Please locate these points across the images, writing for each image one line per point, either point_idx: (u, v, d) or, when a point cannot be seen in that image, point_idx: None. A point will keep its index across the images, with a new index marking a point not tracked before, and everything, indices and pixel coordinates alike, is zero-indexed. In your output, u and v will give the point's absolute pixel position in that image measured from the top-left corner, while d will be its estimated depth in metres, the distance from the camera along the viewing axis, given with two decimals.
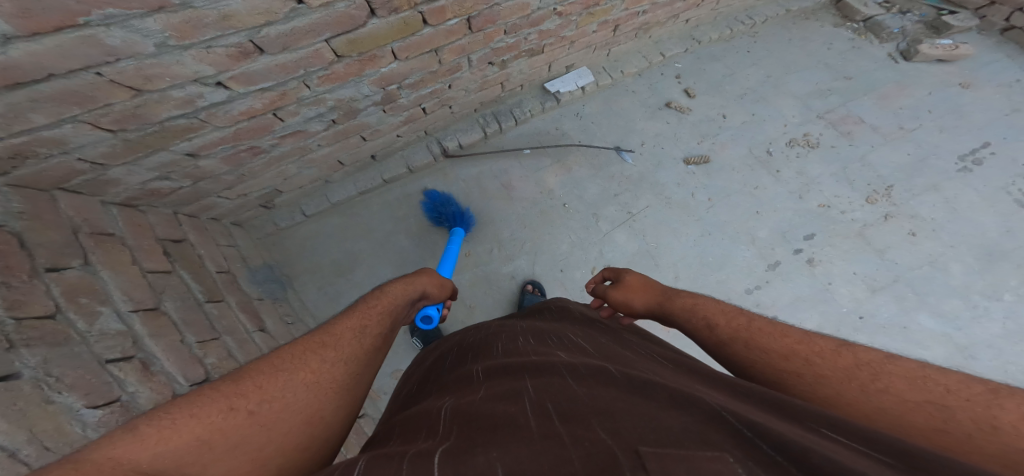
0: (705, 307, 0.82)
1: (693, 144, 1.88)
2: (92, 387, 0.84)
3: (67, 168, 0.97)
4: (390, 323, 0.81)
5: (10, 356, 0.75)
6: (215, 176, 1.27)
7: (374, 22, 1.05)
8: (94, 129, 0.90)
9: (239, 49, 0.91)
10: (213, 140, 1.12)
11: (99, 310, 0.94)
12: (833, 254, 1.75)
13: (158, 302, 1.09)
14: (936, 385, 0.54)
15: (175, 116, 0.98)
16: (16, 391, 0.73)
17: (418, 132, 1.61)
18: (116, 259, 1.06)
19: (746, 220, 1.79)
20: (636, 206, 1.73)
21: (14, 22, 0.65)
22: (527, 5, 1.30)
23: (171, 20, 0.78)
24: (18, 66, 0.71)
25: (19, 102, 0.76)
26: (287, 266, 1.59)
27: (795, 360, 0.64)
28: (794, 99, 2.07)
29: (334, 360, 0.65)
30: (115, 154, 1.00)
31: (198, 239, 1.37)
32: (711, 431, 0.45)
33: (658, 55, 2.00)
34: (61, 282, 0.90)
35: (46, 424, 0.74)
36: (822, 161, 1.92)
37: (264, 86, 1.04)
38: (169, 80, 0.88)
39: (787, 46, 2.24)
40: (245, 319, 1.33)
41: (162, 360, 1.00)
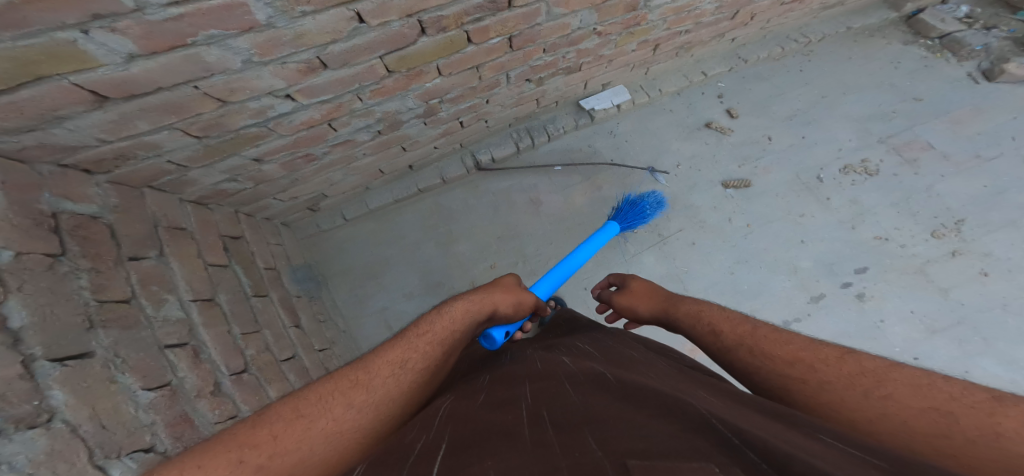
0: (710, 314, 0.85)
1: (733, 167, 1.81)
2: (150, 370, 0.93)
3: (156, 169, 1.08)
4: (439, 355, 0.75)
5: (88, 336, 0.85)
6: (273, 180, 1.37)
7: (424, 40, 1.10)
8: (184, 136, 1.00)
9: (307, 65, 0.98)
10: (275, 147, 1.21)
11: (164, 298, 1.05)
12: (886, 290, 1.62)
13: (213, 294, 1.19)
14: (940, 393, 0.55)
15: (248, 125, 1.08)
16: (87, 369, 0.82)
17: (454, 144, 1.66)
18: (184, 252, 1.18)
19: (788, 249, 1.69)
20: (667, 229, 1.69)
21: (139, 43, 0.74)
22: (567, 25, 1.31)
23: (256, 39, 0.85)
24: (135, 81, 0.80)
25: (130, 111, 0.87)
26: (323, 267, 1.68)
27: (798, 366, 0.65)
28: (850, 121, 1.95)
29: (362, 406, 0.64)
30: (197, 158, 1.11)
31: (252, 237, 1.48)
32: (699, 441, 0.44)
33: (699, 74, 1.96)
34: (138, 270, 1.02)
35: (105, 403, 0.82)
36: (879, 190, 1.78)
37: (323, 98, 1.12)
38: (248, 92, 0.97)
39: (845, 65, 2.11)
40: (284, 315, 1.42)
41: (210, 348, 1.09)
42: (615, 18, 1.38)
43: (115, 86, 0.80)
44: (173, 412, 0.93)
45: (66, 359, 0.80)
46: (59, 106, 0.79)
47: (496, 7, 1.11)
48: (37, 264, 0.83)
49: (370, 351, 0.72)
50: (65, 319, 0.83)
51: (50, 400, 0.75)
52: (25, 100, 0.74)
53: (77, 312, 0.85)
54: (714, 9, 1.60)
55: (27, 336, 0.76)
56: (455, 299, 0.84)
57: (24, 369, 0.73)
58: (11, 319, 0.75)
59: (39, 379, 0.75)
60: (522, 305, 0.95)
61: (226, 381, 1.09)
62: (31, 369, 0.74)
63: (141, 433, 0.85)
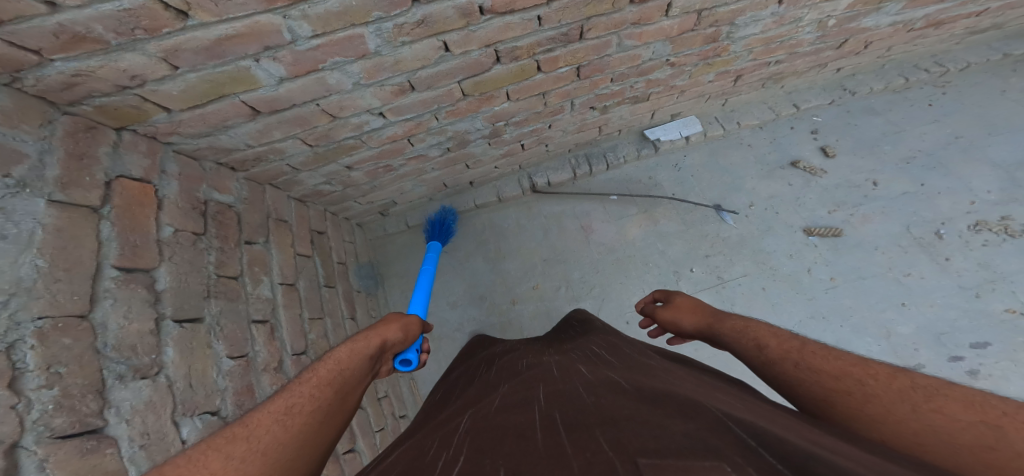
0: (756, 330, 0.69)
1: (822, 212, 1.61)
2: (236, 340, 1.08)
3: (277, 170, 1.28)
4: (333, 395, 0.60)
5: (204, 304, 1.02)
6: (357, 185, 1.53)
7: (498, 67, 1.15)
8: (302, 144, 1.18)
9: (399, 87, 1.09)
10: (365, 157, 1.36)
11: (262, 278, 1.23)
12: (1015, 374, 1.31)
13: (295, 279, 1.38)
14: (995, 408, 0.45)
15: (348, 137, 1.23)
16: (195, 332, 0.97)
17: (513, 166, 1.71)
18: (283, 240, 1.37)
19: (881, 310, 1.46)
20: (730, 272, 1.56)
21: (287, 69, 0.90)
22: (638, 56, 1.28)
23: (366, 65, 0.98)
24: (278, 99, 0.97)
25: (271, 123, 1.05)
26: (383, 267, 1.84)
27: (845, 379, 0.54)
28: (991, 168, 1.62)
29: (245, 457, 0.47)
30: (308, 163, 1.29)
31: (334, 234, 1.66)
32: (713, 438, 0.44)
33: (790, 107, 1.79)
34: (249, 253, 1.22)
35: (199, 364, 0.96)
36: (1022, 256, 1.45)
37: (408, 117, 1.22)
38: (352, 110, 1.11)
39: (994, 100, 1.76)
40: (344, 306, 1.58)
41: (283, 328, 1.26)
42: (692, 49, 1.32)
43: (267, 102, 0.97)
44: (242, 381, 1.06)
45: (185, 321, 0.96)
46: (229, 118, 0.98)
47: (568, 39, 1.11)
48: (186, 239, 1.02)
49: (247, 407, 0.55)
50: (192, 286, 1.00)
51: (163, 356, 0.89)
52: (209, 112, 0.94)
53: (201, 282, 1.03)
54: (814, 39, 1.45)
55: (163, 298, 0.92)
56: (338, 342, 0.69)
57: (155, 326, 0.89)
58: (158, 282, 0.92)
59: (162, 336, 0.90)
60: (410, 331, 0.82)
61: (288, 360, 1.24)
62: (159, 326, 0.90)
63: (213, 397, 0.98)
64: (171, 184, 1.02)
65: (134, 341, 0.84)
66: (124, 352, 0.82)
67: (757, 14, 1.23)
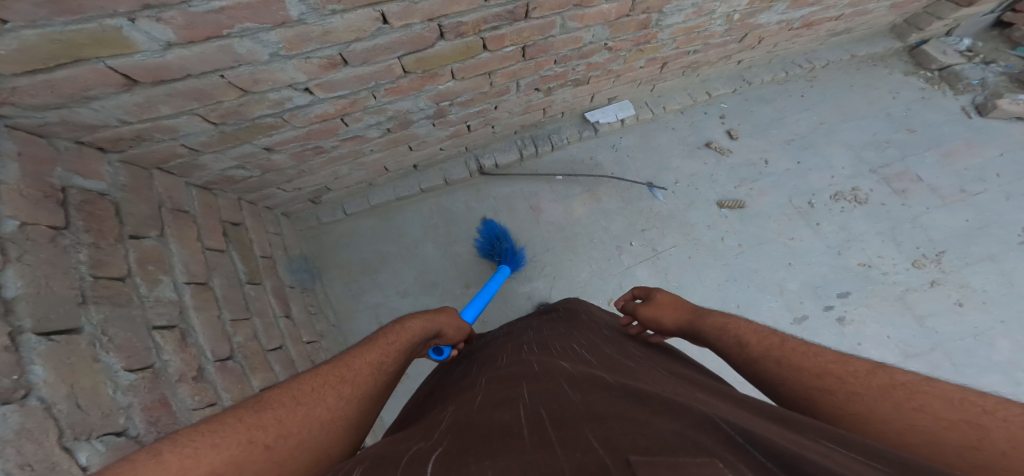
0: (737, 327, 0.84)
1: (729, 188, 1.85)
2: (134, 351, 0.86)
3: (170, 151, 1.04)
4: (402, 362, 0.78)
5: (79, 311, 0.80)
6: (280, 170, 1.33)
7: (442, 43, 1.09)
8: (202, 122, 0.98)
9: (330, 61, 0.97)
10: (289, 138, 1.18)
11: (160, 279, 0.99)
12: (867, 314, 1.66)
13: (208, 278, 1.13)
14: (975, 406, 0.53)
15: (265, 115, 1.05)
16: (72, 345, 0.76)
17: (459, 147, 1.67)
18: (185, 235, 1.12)
19: (776, 270, 1.73)
20: (662, 244, 1.72)
21: (179, 34, 0.75)
22: (580, 38, 1.33)
23: (287, 34, 0.85)
24: (167, 68, 0.80)
25: (156, 95, 0.85)
26: (319, 260, 1.66)
27: (826, 377, 0.65)
28: (846, 149, 1.99)
29: (350, 397, 0.63)
30: (211, 143, 1.07)
31: (253, 225, 1.43)
32: (701, 437, 0.46)
33: (704, 94, 2.00)
34: (138, 249, 0.97)
35: (85, 382, 0.75)
36: (868, 218, 1.83)
37: (341, 94, 1.10)
38: (271, 84, 0.96)
39: (847, 92, 2.16)
40: (275, 304, 1.37)
41: (198, 332, 1.03)
42: (627, 35, 1.41)
43: (148, 70, 0.79)
44: (152, 395, 0.85)
45: (53, 333, 0.74)
46: (90, 87, 0.78)
47: (514, 16, 1.11)
48: (40, 235, 0.79)
49: (343, 351, 0.71)
50: (59, 292, 0.78)
51: (30, 376, 0.69)
52: (60, 79, 0.74)
53: (71, 286, 0.80)
54: (723, 32, 1.63)
55: (18, 307, 0.71)
56: (409, 317, 0.88)
57: (10, 341, 0.68)
58: (6, 288, 0.71)
59: (23, 352, 0.69)
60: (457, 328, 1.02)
61: (210, 367, 1.01)
62: (16, 342, 0.69)
63: (115, 416, 0.77)
64: (10, 167, 0.78)
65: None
66: None
67: (680, 4, 1.35)
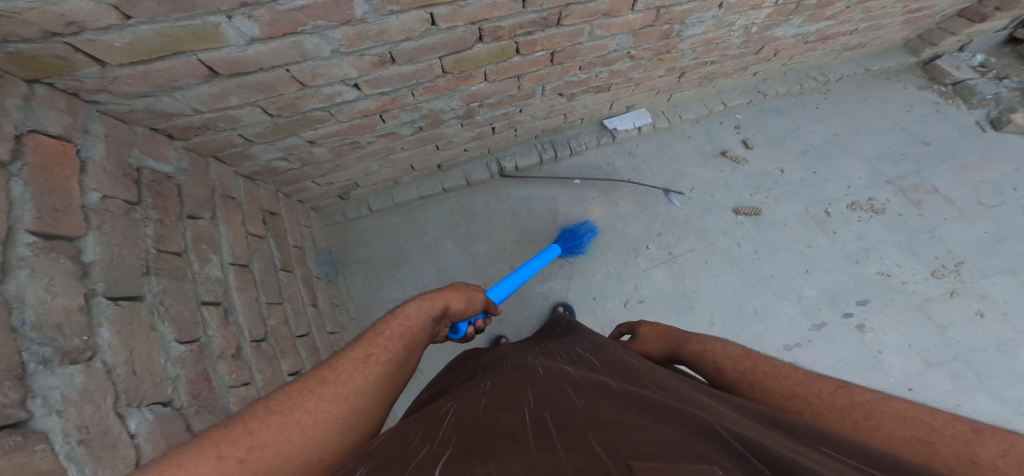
0: (713, 351, 0.80)
1: (745, 195, 1.87)
2: (185, 323, 0.90)
3: (227, 141, 1.12)
4: (402, 348, 0.70)
5: (143, 280, 0.85)
6: (318, 163, 1.39)
7: (480, 46, 1.15)
8: (262, 113, 1.07)
9: (380, 58, 1.05)
10: (330, 132, 1.24)
11: (210, 258, 1.04)
12: (886, 323, 1.66)
13: (249, 261, 1.18)
14: (924, 424, 0.53)
15: (316, 109, 1.13)
16: (135, 311, 0.81)
17: (483, 149, 1.72)
18: (232, 219, 1.18)
19: (793, 277, 1.73)
20: (679, 248, 1.74)
21: (263, 29, 0.85)
22: (605, 46, 1.38)
23: (348, 32, 0.94)
24: (245, 61, 0.90)
25: (230, 87, 0.95)
26: (344, 254, 1.70)
27: (793, 399, 0.63)
28: (861, 160, 2.01)
29: (333, 398, 0.58)
30: (265, 134, 1.15)
31: (288, 216, 1.48)
32: (701, 445, 0.44)
33: (719, 104, 2.04)
34: (194, 229, 1.03)
35: (142, 349, 0.80)
36: (884, 228, 1.84)
37: (383, 90, 1.17)
38: (326, 79, 1.04)
39: (861, 106, 2.19)
40: (304, 292, 1.41)
41: (239, 312, 1.07)
42: (649, 44, 1.46)
43: (229, 63, 0.89)
44: (197, 369, 0.89)
45: (121, 298, 0.79)
46: (178, 77, 0.88)
47: (547, 23, 1.17)
48: (117, 208, 0.85)
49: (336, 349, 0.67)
50: (129, 261, 0.83)
51: (97, 339, 0.73)
52: (156, 70, 0.84)
53: (139, 256, 0.86)
54: (740, 43, 1.68)
55: (94, 271, 0.77)
56: (409, 301, 0.79)
57: (84, 302, 0.73)
58: (86, 253, 0.76)
59: (94, 315, 0.74)
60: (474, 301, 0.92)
61: (247, 346, 1.05)
62: (90, 304, 0.74)
63: (163, 386, 0.81)
64: (98, 146, 0.86)
65: (60, 319, 0.69)
66: (48, 333, 0.67)
67: (702, 15, 1.41)
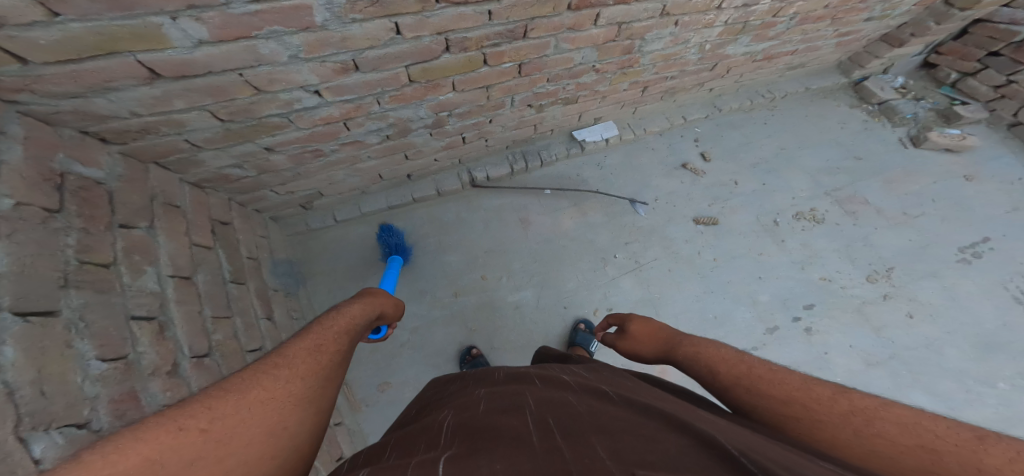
0: (707, 355, 0.81)
1: (704, 205, 1.96)
2: (110, 340, 0.83)
3: (172, 146, 1.04)
4: (343, 343, 0.75)
5: (60, 294, 0.77)
6: (277, 171, 1.32)
7: (447, 56, 1.14)
8: (211, 118, 1.00)
9: (343, 65, 1.01)
10: (290, 139, 1.19)
11: (145, 270, 0.96)
12: (831, 325, 1.79)
13: (192, 273, 1.10)
14: (928, 430, 0.55)
15: (273, 114, 1.07)
16: (48, 328, 0.73)
17: (453, 160, 1.72)
18: (175, 228, 1.10)
19: (748, 282, 1.84)
20: (644, 257, 1.80)
21: (213, 32, 0.80)
22: (570, 59, 1.41)
23: (308, 38, 0.90)
24: (193, 63, 0.84)
25: (175, 89, 0.88)
26: (306, 265, 1.62)
27: (793, 406, 0.64)
28: (804, 173, 2.17)
29: (289, 377, 0.61)
30: (215, 140, 1.08)
31: (241, 226, 1.40)
32: (705, 458, 0.51)
33: (680, 118, 2.14)
34: (127, 238, 0.95)
35: (56, 367, 0.72)
36: (826, 237, 2.00)
37: (347, 98, 1.13)
38: (284, 84, 0.99)
39: (803, 122, 2.37)
40: (258, 305, 1.33)
41: (177, 327, 0.99)
42: (613, 58, 1.51)
43: (174, 66, 0.83)
44: (121, 388, 0.81)
45: (31, 313, 0.72)
46: (113, 78, 0.81)
47: (513, 35, 1.18)
48: (33, 216, 0.78)
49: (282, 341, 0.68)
50: (43, 273, 0.76)
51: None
52: (88, 69, 0.78)
53: (55, 268, 0.78)
54: (696, 60, 1.78)
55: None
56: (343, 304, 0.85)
57: None
58: None
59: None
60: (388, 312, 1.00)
61: (186, 363, 0.97)
62: None
63: (79, 407, 0.73)
64: (15, 149, 0.78)
65: None
66: None
67: (661, 32, 1.47)
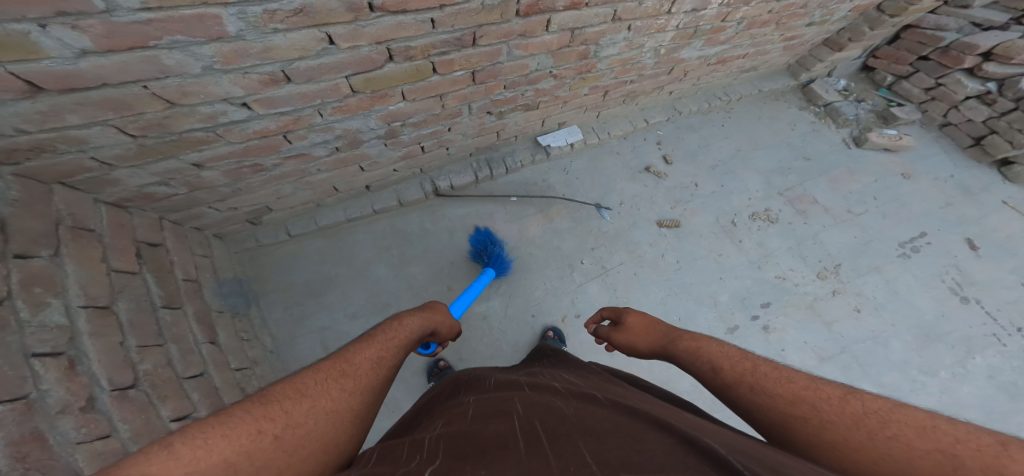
0: (708, 351, 0.83)
1: (666, 208, 2.00)
2: (2, 381, 0.76)
3: (77, 165, 0.99)
4: (401, 357, 0.76)
5: None
6: (213, 187, 1.28)
7: (391, 66, 1.16)
8: (119, 133, 0.96)
9: (271, 77, 1.02)
10: (222, 154, 1.17)
11: (48, 302, 0.89)
12: (786, 322, 1.87)
13: (112, 301, 1.02)
14: (946, 435, 0.55)
15: (195, 129, 1.05)
16: None
17: (414, 169, 1.68)
18: (87, 254, 1.02)
19: (709, 284, 1.89)
20: (610, 262, 1.81)
21: (97, 41, 0.78)
22: (526, 66, 1.44)
23: (222, 49, 0.90)
24: (79, 76, 0.82)
25: (64, 104, 0.85)
26: (256, 283, 1.54)
27: (801, 406, 0.65)
28: (759, 175, 2.25)
29: (353, 390, 0.63)
30: (128, 157, 1.03)
31: (175, 246, 1.32)
32: (687, 455, 0.56)
33: (642, 121, 2.17)
34: (24, 269, 0.88)
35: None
36: (780, 236, 2.08)
37: (282, 110, 1.13)
38: (202, 97, 0.98)
39: (757, 124, 2.47)
40: (198, 330, 1.24)
41: (93, 360, 0.91)
42: (569, 64, 1.53)
43: (56, 77, 0.80)
44: (21, 430, 0.75)
45: None
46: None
47: (462, 43, 1.21)
48: None
49: (349, 343, 0.70)
50: None
51: None
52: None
53: None
54: (653, 64, 1.81)
55: None
56: (409, 313, 0.87)
57: None
58: None
59: None
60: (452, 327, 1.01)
61: (105, 397, 0.89)
62: None
63: None
64: None
65: None
66: None
67: (614, 37, 1.51)
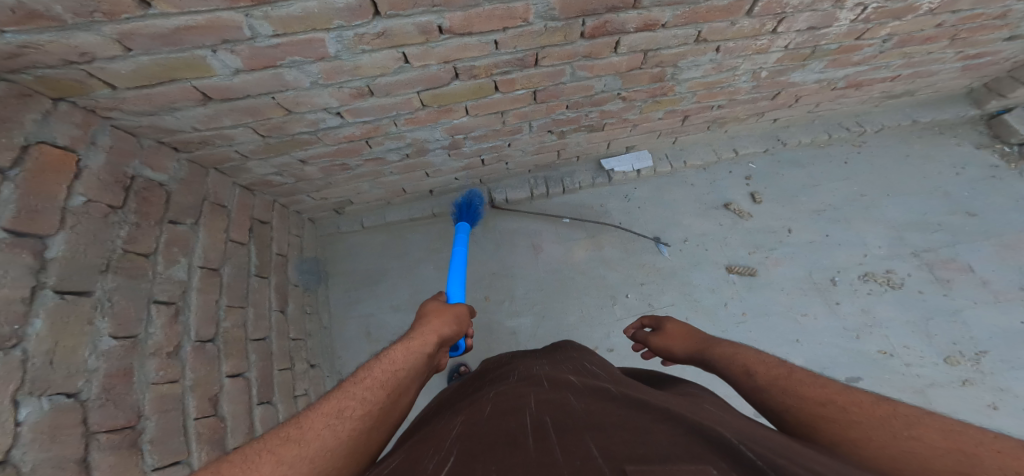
0: (745, 356, 0.77)
1: (742, 253, 1.78)
2: (127, 319, 1.00)
3: (225, 155, 1.25)
4: (381, 399, 0.70)
5: (97, 278, 0.96)
6: (310, 180, 1.51)
7: (456, 83, 1.23)
8: (254, 133, 1.20)
9: (358, 91, 1.15)
10: (320, 153, 1.37)
11: (179, 260, 1.15)
12: None
13: (221, 265, 1.28)
14: (970, 437, 0.51)
15: (303, 132, 1.25)
16: (76, 306, 0.91)
17: (474, 179, 1.76)
18: (216, 225, 1.29)
19: (780, 345, 1.63)
20: (659, 301, 1.68)
21: (245, 62, 0.96)
22: (591, 86, 1.39)
23: (325, 67, 1.04)
24: (233, 89, 1.02)
25: (222, 109, 1.08)
26: (329, 264, 1.79)
27: (829, 406, 0.61)
28: (884, 227, 1.85)
29: (292, 460, 0.57)
30: (258, 152, 1.28)
31: (278, 225, 1.59)
32: (694, 445, 0.51)
33: (730, 151, 1.95)
34: (171, 232, 1.14)
35: (69, 342, 0.88)
36: (898, 305, 1.70)
37: (365, 119, 1.27)
38: (309, 106, 1.15)
39: (897, 164, 2.02)
40: (275, 299, 1.49)
41: (191, 313, 1.16)
42: (640, 86, 1.45)
43: (219, 90, 1.01)
44: (120, 363, 0.96)
45: (66, 292, 0.89)
46: (176, 100, 1.01)
47: (524, 64, 1.22)
48: (97, 211, 0.97)
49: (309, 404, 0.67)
50: (89, 259, 0.95)
51: (27, 328, 0.82)
52: (158, 94, 0.98)
53: (101, 255, 0.97)
54: (749, 88, 1.61)
55: (50, 266, 0.87)
56: (393, 342, 0.81)
57: (29, 294, 0.83)
58: (49, 249, 0.88)
59: (34, 306, 0.84)
60: (461, 320, 0.99)
61: (188, 346, 1.13)
62: (34, 295, 0.84)
63: (76, 378, 0.88)
64: (98, 157, 0.99)
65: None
66: None
67: (697, 58, 1.37)
